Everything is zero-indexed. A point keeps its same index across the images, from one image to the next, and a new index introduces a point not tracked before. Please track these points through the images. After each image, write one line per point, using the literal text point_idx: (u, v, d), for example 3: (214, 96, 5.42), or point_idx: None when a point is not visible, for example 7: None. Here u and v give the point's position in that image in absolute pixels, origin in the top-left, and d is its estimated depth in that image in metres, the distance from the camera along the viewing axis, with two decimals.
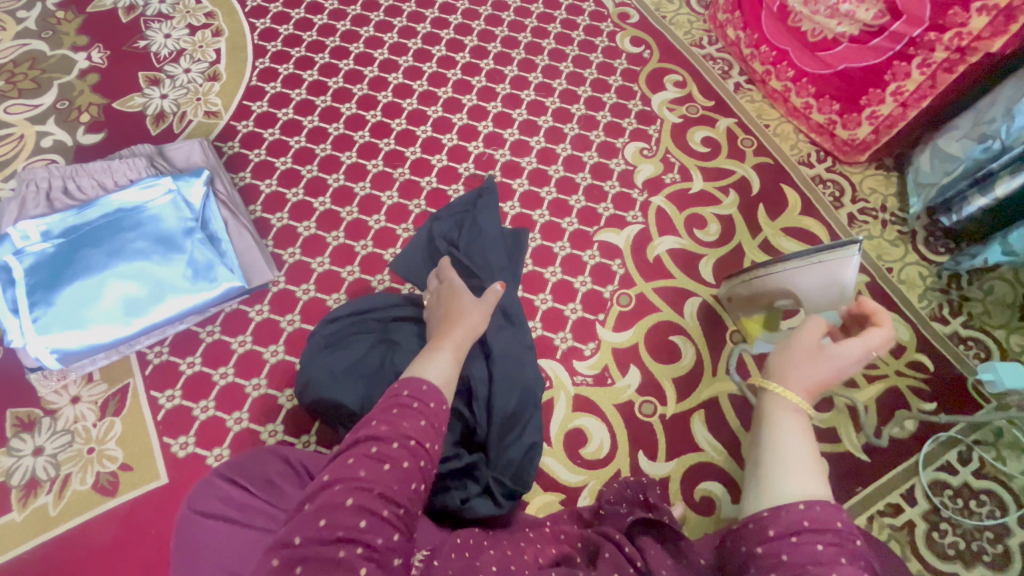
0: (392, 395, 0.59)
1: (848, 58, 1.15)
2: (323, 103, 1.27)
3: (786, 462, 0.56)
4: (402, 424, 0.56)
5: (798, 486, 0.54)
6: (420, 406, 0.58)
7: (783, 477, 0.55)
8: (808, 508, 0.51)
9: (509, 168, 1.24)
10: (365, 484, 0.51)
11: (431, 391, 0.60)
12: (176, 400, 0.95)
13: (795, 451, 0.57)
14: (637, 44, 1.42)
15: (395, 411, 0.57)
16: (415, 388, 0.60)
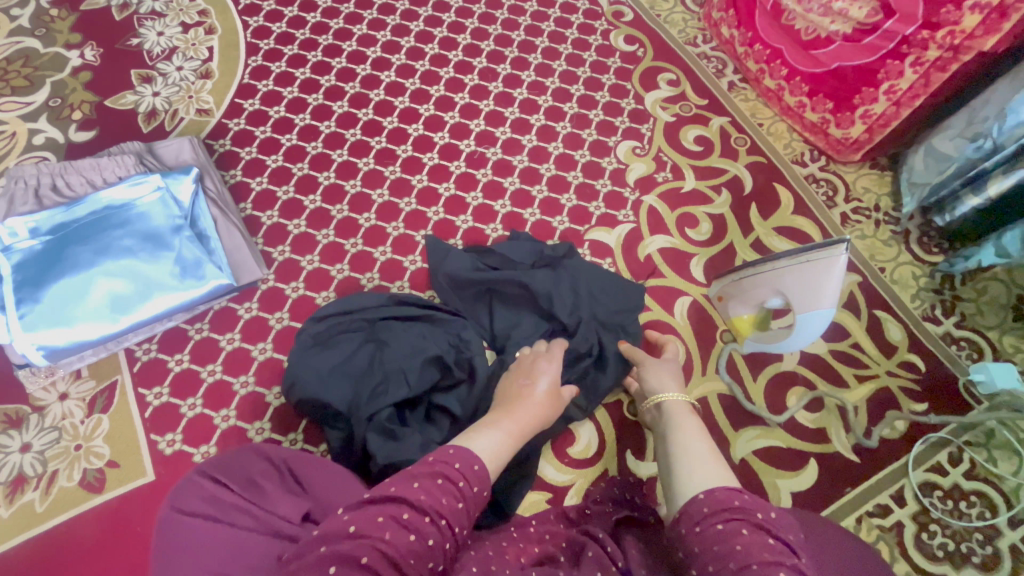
0: (444, 459, 0.59)
1: (841, 56, 1.14)
2: (315, 101, 1.28)
3: (691, 457, 0.64)
4: (441, 499, 0.55)
5: (703, 474, 0.61)
6: (464, 487, 0.57)
7: (690, 472, 0.62)
8: (709, 494, 0.57)
9: (500, 166, 1.23)
10: (385, 546, 0.49)
11: (481, 474, 0.60)
12: (164, 397, 0.95)
13: (695, 448, 0.66)
14: (631, 42, 1.41)
15: (439, 482, 0.56)
16: (467, 463, 0.59)
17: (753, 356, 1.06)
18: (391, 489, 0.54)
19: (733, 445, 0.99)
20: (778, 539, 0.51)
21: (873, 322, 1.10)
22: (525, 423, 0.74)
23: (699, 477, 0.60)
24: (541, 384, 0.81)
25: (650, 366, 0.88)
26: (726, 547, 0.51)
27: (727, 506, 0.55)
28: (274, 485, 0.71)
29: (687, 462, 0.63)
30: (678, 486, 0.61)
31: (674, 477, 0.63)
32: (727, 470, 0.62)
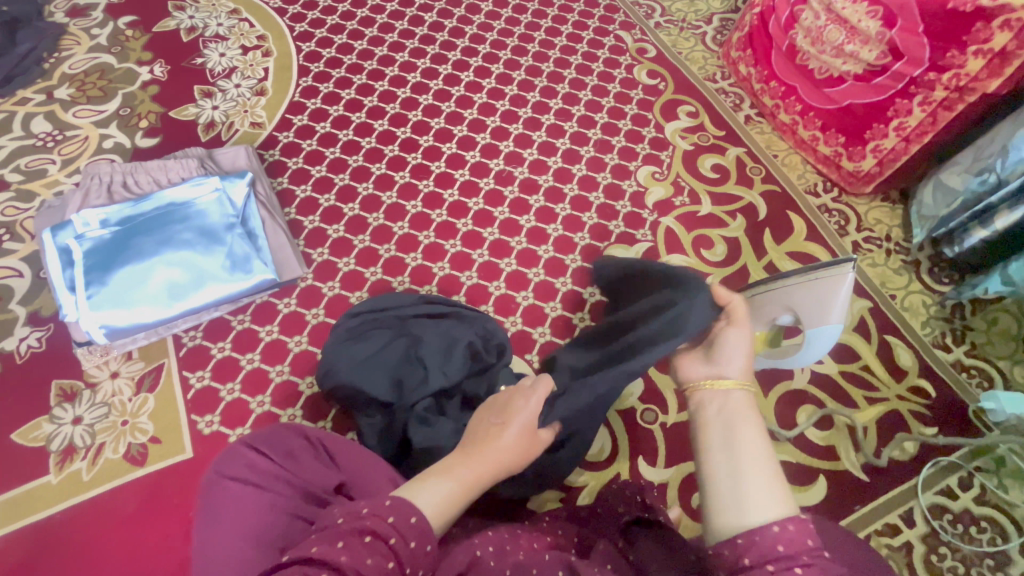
0: (371, 513, 0.51)
1: (852, 94, 1.22)
2: (358, 119, 1.39)
3: (741, 468, 0.52)
4: (365, 559, 0.47)
5: (760, 503, 0.49)
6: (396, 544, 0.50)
7: (745, 498, 0.49)
8: (781, 529, 0.46)
9: (527, 185, 1.32)
10: None
11: (418, 527, 0.52)
12: (205, 380, 1.01)
13: (750, 462, 0.52)
14: (653, 77, 1.51)
15: (365, 539, 0.49)
16: (401, 517, 0.51)
17: (764, 374, 1.09)
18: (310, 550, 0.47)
19: None
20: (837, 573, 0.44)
21: (883, 346, 1.13)
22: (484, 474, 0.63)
23: (753, 505, 0.48)
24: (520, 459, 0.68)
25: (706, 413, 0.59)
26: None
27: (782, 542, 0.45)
28: (311, 458, 0.77)
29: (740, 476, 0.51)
30: (722, 509, 0.50)
31: (717, 489, 0.51)
32: (785, 496, 0.49)
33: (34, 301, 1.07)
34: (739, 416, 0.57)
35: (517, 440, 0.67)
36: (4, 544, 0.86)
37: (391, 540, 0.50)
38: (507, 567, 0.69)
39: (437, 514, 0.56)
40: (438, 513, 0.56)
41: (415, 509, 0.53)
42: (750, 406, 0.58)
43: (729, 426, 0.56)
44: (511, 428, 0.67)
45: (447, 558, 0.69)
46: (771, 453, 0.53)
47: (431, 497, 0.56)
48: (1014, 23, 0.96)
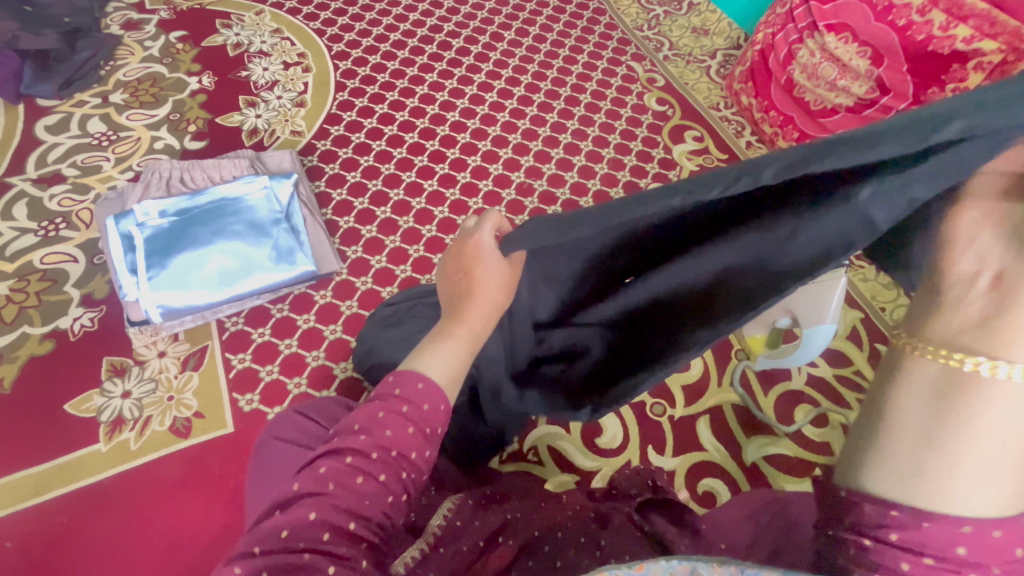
0: (383, 395, 0.56)
1: (843, 125, 1.32)
2: (390, 131, 1.50)
3: (950, 449, 0.39)
4: (384, 431, 0.53)
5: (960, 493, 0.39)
6: (410, 411, 0.55)
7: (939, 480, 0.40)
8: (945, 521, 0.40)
9: (546, 197, 1.43)
10: (334, 498, 0.48)
11: (426, 391, 0.56)
12: (247, 362, 1.09)
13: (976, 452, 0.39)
14: (662, 104, 1.64)
15: (380, 415, 0.54)
16: (409, 386, 0.56)
17: (763, 373, 1.17)
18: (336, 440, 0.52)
19: (745, 451, 1.09)
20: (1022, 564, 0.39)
21: (874, 354, 1.22)
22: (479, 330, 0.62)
23: (946, 492, 0.40)
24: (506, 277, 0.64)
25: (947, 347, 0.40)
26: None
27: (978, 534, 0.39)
28: None
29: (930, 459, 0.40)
30: (892, 474, 0.42)
31: (887, 463, 0.42)
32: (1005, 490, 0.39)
33: (88, 284, 1.15)
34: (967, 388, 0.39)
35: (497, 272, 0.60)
36: (57, 505, 0.92)
37: (404, 407, 0.55)
38: (536, 529, 0.76)
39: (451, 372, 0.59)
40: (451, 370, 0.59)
41: (417, 375, 0.57)
42: None
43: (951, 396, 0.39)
44: (488, 265, 0.59)
45: (480, 516, 0.77)
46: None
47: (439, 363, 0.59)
48: (987, 65, 1.08)
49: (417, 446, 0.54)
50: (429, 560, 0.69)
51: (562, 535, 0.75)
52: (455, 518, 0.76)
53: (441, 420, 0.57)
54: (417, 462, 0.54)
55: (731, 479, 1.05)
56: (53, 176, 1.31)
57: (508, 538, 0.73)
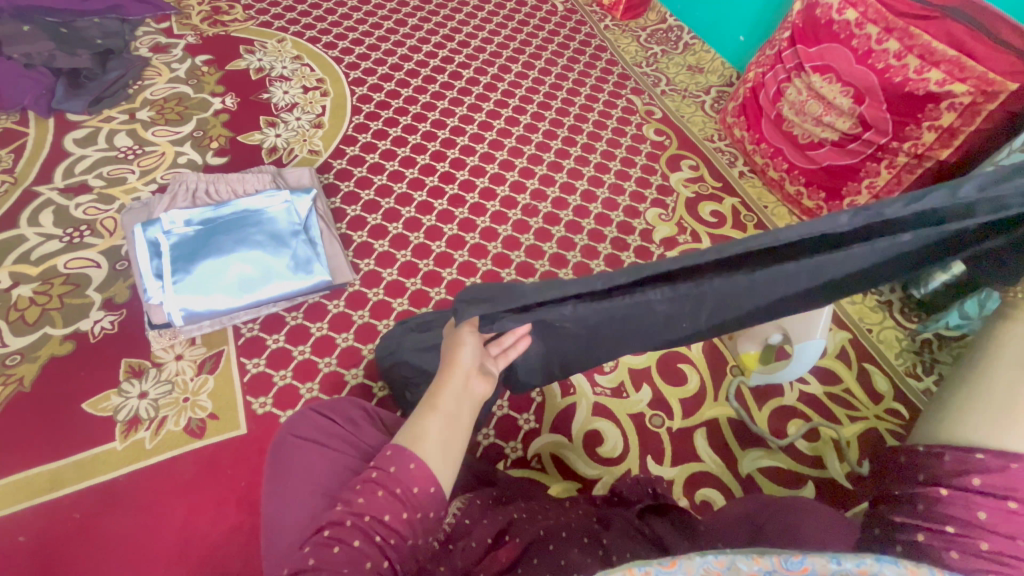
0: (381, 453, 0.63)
1: (830, 157, 1.43)
2: (403, 153, 1.58)
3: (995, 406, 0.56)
4: (359, 500, 0.60)
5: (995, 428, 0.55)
6: (380, 476, 0.61)
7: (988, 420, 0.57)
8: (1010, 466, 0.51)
9: (550, 218, 1.50)
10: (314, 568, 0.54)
11: (393, 456, 0.62)
12: (261, 366, 1.12)
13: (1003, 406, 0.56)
14: (660, 134, 1.74)
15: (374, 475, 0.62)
16: (402, 464, 0.62)
17: (758, 390, 1.22)
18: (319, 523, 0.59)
19: (740, 463, 1.13)
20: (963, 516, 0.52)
21: (862, 372, 1.28)
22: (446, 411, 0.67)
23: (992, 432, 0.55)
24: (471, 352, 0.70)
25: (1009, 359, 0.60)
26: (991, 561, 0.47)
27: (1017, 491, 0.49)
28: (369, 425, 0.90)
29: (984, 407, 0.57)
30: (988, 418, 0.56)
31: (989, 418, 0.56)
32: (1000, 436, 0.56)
33: (109, 289, 1.19)
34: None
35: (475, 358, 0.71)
36: (71, 501, 0.95)
37: (391, 469, 0.61)
38: (540, 528, 0.77)
39: (449, 439, 0.65)
40: (448, 444, 0.65)
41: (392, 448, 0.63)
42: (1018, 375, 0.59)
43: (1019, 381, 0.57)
44: (468, 349, 0.71)
45: (488, 515, 0.79)
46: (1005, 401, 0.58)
47: (436, 435, 0.65)
48: (958, 106, 1.18)
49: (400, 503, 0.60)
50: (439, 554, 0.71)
51: (565, 536, 0.75)
52: (464, 516, 0.79)
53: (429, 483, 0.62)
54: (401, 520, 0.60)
55: (726, 489, 1.09)
56: (80, 186, 1.37)
57: (514, 537, 0.74)
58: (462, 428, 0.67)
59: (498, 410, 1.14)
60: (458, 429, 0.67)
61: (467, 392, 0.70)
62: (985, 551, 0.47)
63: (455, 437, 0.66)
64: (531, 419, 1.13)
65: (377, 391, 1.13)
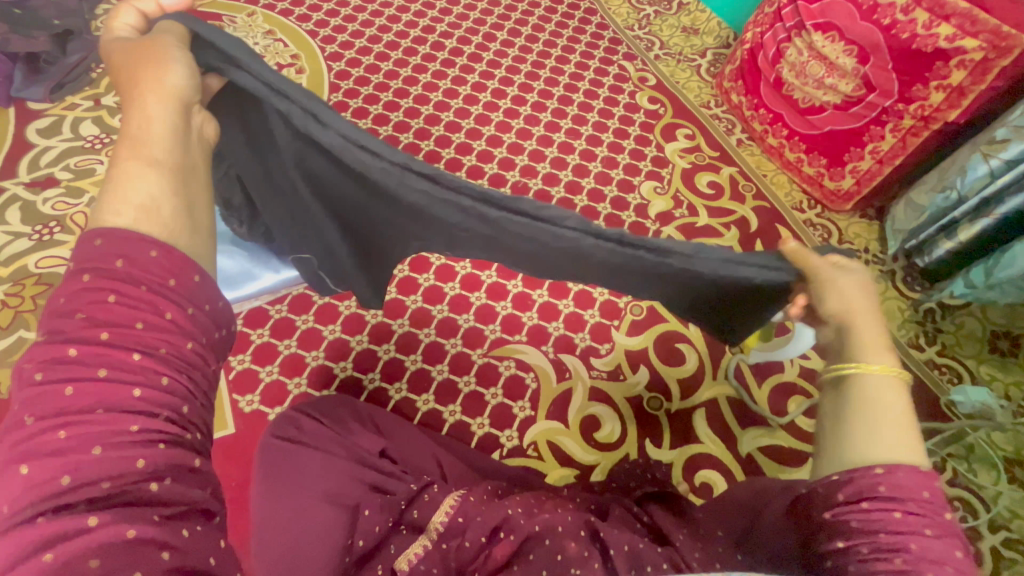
0: (71, 288, 0.40)
1: (832, 122, 1.37)
2: (385, 131, 1.48)
3: (849, 430, 0.51)
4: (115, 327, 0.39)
5: (863, 442, 0.50)
6: (148, 292, 0.41)
7: (851, 438, 0.51)
8: (888, 473, 0.47)
9: (540, 195, 1.42)
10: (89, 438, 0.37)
11: (104, 247, 0.41)
12: (246, 363, 1.09)
13: (854, 425, 0.51)
14: (654, 102, 1.65)
15: (66, 393, 0.37)
16: (90, 255, 0.41)
17: (758, 366, 1.20)
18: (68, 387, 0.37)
19: (739, 443, 1.11)
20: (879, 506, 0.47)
21: None
22: (146, 141, 0.48)
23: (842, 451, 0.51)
24: (178, 71, 0.52)
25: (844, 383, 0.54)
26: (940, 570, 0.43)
27: (915, 497, 0.46)
28: (358, 424, 0.89)
29: (847, 426, 0.51)
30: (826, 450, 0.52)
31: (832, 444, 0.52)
32: (879, 446, 0.49)
33: None
34: (889, 370, 0.53)
35: (191, 81, 0.53)
36: None
37: (101, 374, 0.38)
38: (536, 523, 0.71)
39: (166, 201, 0.46)
40: (172, 196, 0.46)
41: (75, 338, 0.38)
42: (885, 394, 0.52)
43: (875, 394, 0.52)
44: (176, 63, 0.52)
45: (482, 511, 0.74)
46: (887, 420, 0.51)
47: (150, 184, 0.45)
48: (968, 63, 1.11)
49: (148, 412, 0.39)
50: (431, 555, 0.70)
51: (562, 530, 0.70)
52: (458, 513, 0.74)
53: (217, 323, 0.46)
54: (198, 416, 0.42)
55: (726, 469, 1.08)
56: (46, 180, 1.31)
57: (510, 533, 0.70)
58: (201, 175, 0.51)
59: (493, 399, 1.11)
60: (196, 186, 0.50)
61: (194, 131, 0.53)
62: (868, 554, 0.45)
63: (193, 187, 0.49)
64: (526, 406, 1.11)
65: (367, 383, 1.10)
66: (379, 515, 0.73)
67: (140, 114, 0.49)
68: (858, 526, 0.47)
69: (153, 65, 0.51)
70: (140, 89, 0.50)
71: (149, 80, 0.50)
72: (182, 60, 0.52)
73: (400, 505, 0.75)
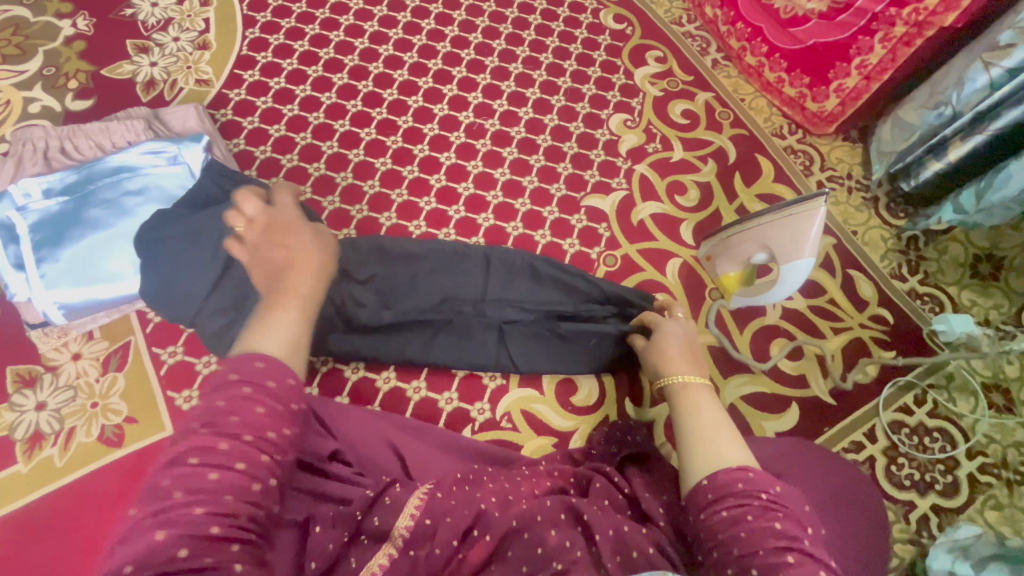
0: (220, 385, 0.53)
1: (817, 33, 1.24)
2: (314, 72, 1.27)
3: (691, 448, 0.70)
4: (251, 432, 0.51)
5: (702, 456, 0.68)
6: (274, 406, 0.53)
7: (692, 456, 0.69)
8: (711, 481, 0.64)
9: (499, 137, 1.26)
10: (201, 516, 0.47)
11: (264, 372, 0.55)
12: (178, 355, 0.96)
13: (693, 442, 0.71)
14: (620, 21, 1.47)
15: (208, 476, 0.49)
16: (245, 368, 0.54)
17: (739, 312, 1.14)
18: (209, 474, 0.49)
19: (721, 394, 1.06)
20: (721, 510, 0.61)
21: (846, 280, 1.19)
22: (303, 301, 0.65)
23: (690, 466, 0.68)
24: (311, 242, 0.72)
25: (681, 410, 0.77)
26: (777, 564, 0.54)
27: (731, 491, 0.62)
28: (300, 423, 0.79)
29: (690, 445, 0.70)
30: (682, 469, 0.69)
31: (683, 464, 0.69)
32: (712, 451, 0.68)
33: None
34: (704, 402, 0.77)
35: (323, 250, 0.73)
36: None
37: (237, 464, 0.50)
38: (513, 517, 0.69)
39: (301, 342, 0.61)
40: (303, 339, 0.61)
41: (225, 433, 0.51)
42: (711, 415, 0.74)
43: (694, 418, 0.74)
44: (311, 238, 0.73)
45: (452, 510, 0.69)
46: (714, 431, 0.71)
47: (291, 334, 0.60)
48: None
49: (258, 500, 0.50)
50: (398, 566, 0.64)
51: (542, 518, 0.70)
52: (425, 514, 0.68)
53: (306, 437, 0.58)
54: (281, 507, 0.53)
55: None
56: None
57: (485, 533, 0.68)
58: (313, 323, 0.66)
59: (461, 370, 1.03)
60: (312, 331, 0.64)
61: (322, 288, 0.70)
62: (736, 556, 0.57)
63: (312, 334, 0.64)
64: (497, 376, 1.03)
65: (320, 366, 0.99)
66: (333, 531, 0.67)
67: (291, 280, 0.66)
68: (706, 535, 0.60)
69: (295, 241, 0.71)
70: (291, 259, 0.69)
71: (300, 251, 0.70)
72: (320, 240, 0.74)
73: (356, 516, 0.68)
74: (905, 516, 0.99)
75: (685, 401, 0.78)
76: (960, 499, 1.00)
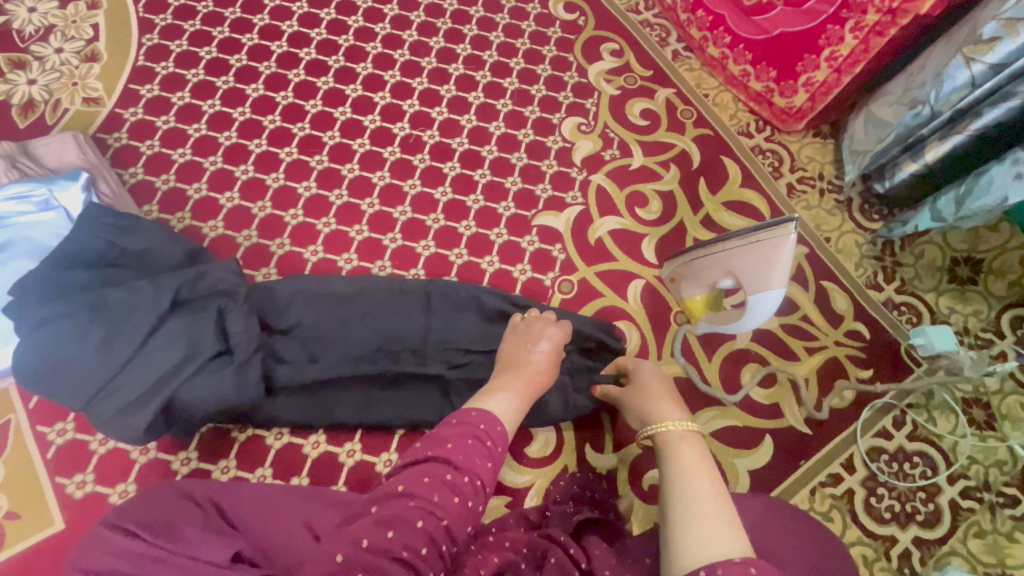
0: (466, 421, 0.71)
1: (782, 22, 1.13)
2: (224, 84, 1.12)
3: (687, 532, 0.61)
4: (475, 460, 0.67)
5: (700, 543, 0.58)
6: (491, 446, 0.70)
7: (689, 542, 0.59)
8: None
9: (438, 150, 1.13)
10: (436, 509, 0.61)
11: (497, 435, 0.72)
12: (68, 434, 0.84)
13: (688, 523, 0.61)
14: (571, 10, 1.33)
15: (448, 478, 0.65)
16: (490, 424, 0.72)
17: (707, 336, 1.05)
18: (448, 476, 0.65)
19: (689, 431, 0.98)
20: None
21: (820, 293, 1.11)
22: (527, 388, 0.82)
23: (684, 553, 0.59)
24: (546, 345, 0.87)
25: (678, 476, 0.69)
26: None
27: None
28: (193, 518, 0.67)
29: (684, 528, 0.61)
30: (672, 554, 0.60)
31: (674, 551, 0.60)
32: (713, 539, 0.58)
33: None
34: (696, 464, 0.70)
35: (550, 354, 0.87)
36: None
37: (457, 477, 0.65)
38: None
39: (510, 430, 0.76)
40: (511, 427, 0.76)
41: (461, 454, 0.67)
42: (710, 489, 0.66)
43: (691, 491, 0.65)
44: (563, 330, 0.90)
45: None
46: (713, 511, 0.62)
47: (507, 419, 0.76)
48: None
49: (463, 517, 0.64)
50: None
51: None
52: None
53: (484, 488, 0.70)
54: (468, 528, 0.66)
55: None
56: None
57: None
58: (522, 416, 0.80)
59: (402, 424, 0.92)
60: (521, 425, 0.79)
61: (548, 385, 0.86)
62: None
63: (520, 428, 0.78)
64: None
65: (237, 434, 0.87)
66: None
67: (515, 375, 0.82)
68: None
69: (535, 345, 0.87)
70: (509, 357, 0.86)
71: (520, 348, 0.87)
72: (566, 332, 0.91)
73: None
74: (886, 553, 0.92)
75: (683, 468, 0.70)
76: (942, 529, 0.94)
